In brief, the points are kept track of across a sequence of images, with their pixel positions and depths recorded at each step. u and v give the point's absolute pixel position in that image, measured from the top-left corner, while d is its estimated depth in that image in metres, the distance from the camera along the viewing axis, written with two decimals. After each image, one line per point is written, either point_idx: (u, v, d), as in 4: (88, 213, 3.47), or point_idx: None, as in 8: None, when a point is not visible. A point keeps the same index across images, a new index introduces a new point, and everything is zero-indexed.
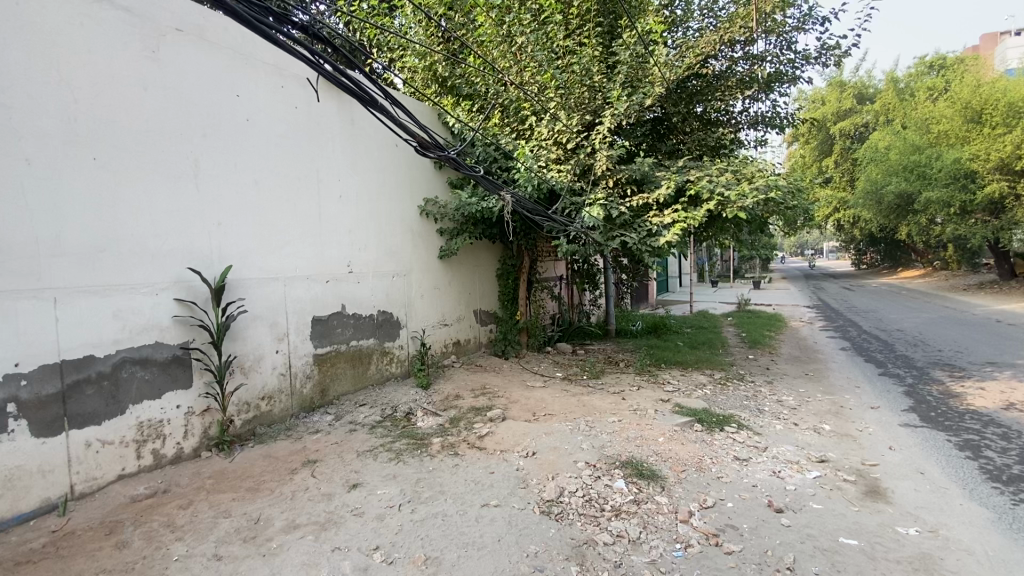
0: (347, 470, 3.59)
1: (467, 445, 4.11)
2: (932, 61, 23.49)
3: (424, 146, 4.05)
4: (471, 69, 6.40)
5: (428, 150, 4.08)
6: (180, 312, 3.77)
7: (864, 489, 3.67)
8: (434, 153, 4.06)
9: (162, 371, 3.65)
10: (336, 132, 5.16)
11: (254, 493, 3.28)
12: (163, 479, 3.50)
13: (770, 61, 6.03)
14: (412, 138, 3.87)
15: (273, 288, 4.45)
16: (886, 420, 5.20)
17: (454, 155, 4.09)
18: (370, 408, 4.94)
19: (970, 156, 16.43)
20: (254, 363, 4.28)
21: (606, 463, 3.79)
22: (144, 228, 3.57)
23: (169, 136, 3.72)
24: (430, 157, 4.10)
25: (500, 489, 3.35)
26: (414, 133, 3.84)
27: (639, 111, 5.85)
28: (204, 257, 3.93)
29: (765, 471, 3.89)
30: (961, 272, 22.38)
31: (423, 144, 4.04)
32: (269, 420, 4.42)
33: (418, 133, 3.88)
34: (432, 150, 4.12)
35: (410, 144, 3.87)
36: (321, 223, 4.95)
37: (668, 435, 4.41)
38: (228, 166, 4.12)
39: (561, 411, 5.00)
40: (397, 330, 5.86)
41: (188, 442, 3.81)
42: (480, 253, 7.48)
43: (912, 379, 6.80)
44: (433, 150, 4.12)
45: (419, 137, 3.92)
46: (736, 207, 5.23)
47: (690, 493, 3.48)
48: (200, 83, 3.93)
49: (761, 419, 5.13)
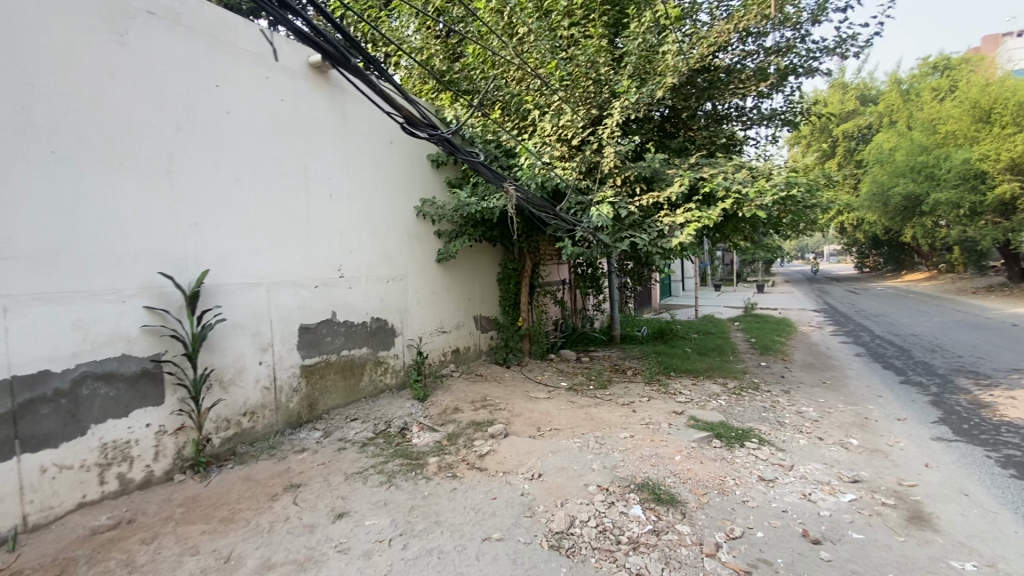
0: (332, 497, 3.23)
1: (466, 465, 3.75)
2: (936, 61, 23.13)
3: (412, 123, 3.61)
4: (469, 63, 6.09)
5: (417, 128, 3.64)
6: (150, 321, 3.42)
7: (907, 515, 3.31)
8: (424, 131, 3.60)
9: (130, 386, 3.31)
10: (327, 127, 4.83)
11: (228, 524, 2.92)
12: (129, 508, 3.15)
13: (786, 52, 5.71)
14: (397, 112, 3.46)
15: (257, 295, 4.12)
16: (917, 433, 4.84)
17: (446, 135, 3.66)
18: (363, 423, 4.58)
19: (980, 157, 16.08)
20: (235, 376, 3.93)
21: (619, 486, 3.43)
22: (110, 229, 3.24)
23: (139, 128, 3.39)
24: (420, 136, 3.66)
25: (504, 518, 2.99)
26: (399, 105, 3.42)
27: (649, 104, 5.52)
28: (178, 261, 3.59)
29: (795, 493, 3.53)
30: (968, 274, 21.94)
31: (411, 121, 3.60)
32: (252, 438, 4.06)
33: (404, 107, 3.47)
34: (422, 128, 3.66)
35: (396, 119, 3.45)
36: (311, 225, 4.61)
37: (685, 453, 4.05)
38: (206, 162, 3.79)
39: (568, 426, 4.65)
40: (392, 339, 5.51)
41: (160, 464, 3.46)
42: (480, 256, 7.14)
43: (936, 387, 6.44)
44: (423, 128, 3.67)
45: (406, 112, 3.49)
46: (754, 205, 4.92)
47: (714, 521, 3.13)
48: (174, 71, 3.61)
49: (783, 432, 4.78)
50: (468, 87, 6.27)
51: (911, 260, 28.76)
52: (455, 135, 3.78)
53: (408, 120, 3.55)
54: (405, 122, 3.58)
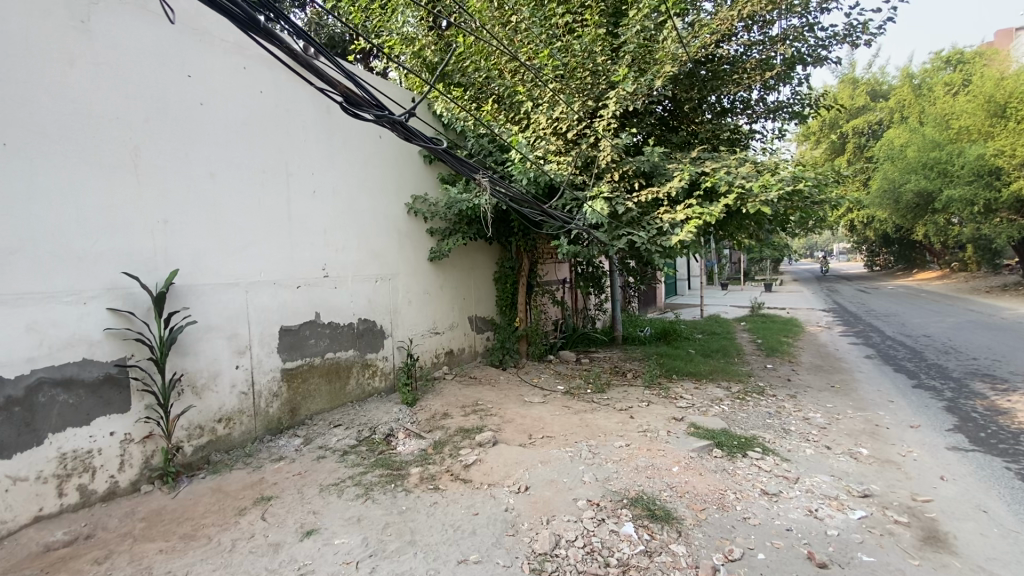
0: (303, 511, 3.04)
1: (450, 477, 3.54)
2: (949, 55, 22.60)
3: (353, 102, 3.00)
4: (461, 54, 5.90)
5: (360, 108, 3.05)
6: (115, 324, 3.24)
7: (921, 535, 3.06)
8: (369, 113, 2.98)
9: (91, 393, 3.13)
10: (310, 121, 4.62)
11: (188, 543, 2.74)
12: (89, 522, 2.97)
13: (794, 41, 5.44)
14: (332, 89, 2.84)
15: (233, 296, 3.93)
16: (931, 442, 4.58)
17: (397, 117, 3.06)
18: (346, 430, 4.39)
19: (994, 152, 15.61)
20: (208, 381, 3.75)
21: (611, 501, 3.20)
22: (70, 226, 3.05)
23: (101, 120, 3.20)
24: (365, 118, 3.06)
25: (484, 538, 2.78)
26: (333, 81, 2.80)
27: (648, 95, 5.26)
28: (145, 261, 3.40)
29: (800, 509, 3.29)
30: (981, 273, 21.45)
31: (353, 101, 3.00)
32: (227, 446, 3.88)
33: (341, 83, 2.85)
34: (366, 109, 3.05)
35: (332, 97, 2.84)
36: (292, 222, 4.42)
37: (683, 464, 3.81)
38: (177, 156, 3.60)
39: (561, 432, 4.43)
40: (381, 341, 5.31)
41: (125, 475, 3.28)
42: (475, 255, 6.93)
43: (951, 392, 6.14)
44: (368, 108, 3.08)
45: (344, 89, 2.89)
46: (759, 201, 4.66)
47: (712, 540, 2.90)
48: (141, 59, 3.41)
49: (788, 441, 4.53)
50: (460, 79, 6.07)
51: (922, 259, 28.22)
52: (410, 117, 3.17)
53: (347, 99, 2.94)
54: (344, 102, 2.98)
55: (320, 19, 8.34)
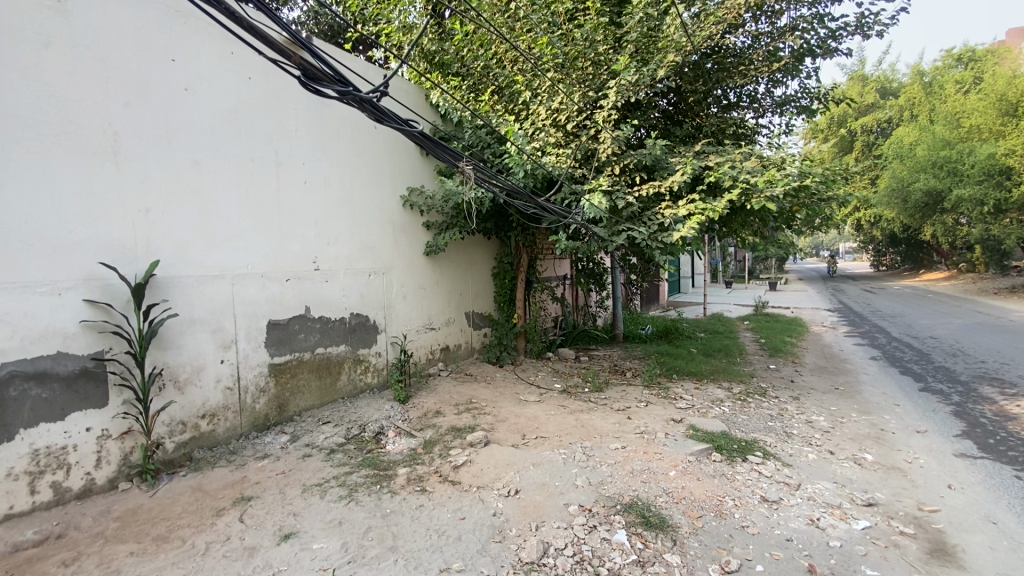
0: (283, 513, 2.93)
1: (438, 479, 3.42)
2: (960, 53, 22.25)
3: (312, 78, 2.67)
4: (460, 42, 5.76)
5: (321, 84, 2.70)
6: (91, 316, 3.12)
7: (929, 548, 2.93)
8: (331, 87, 2.64)
9: (66, 387, 3.02)
10: (301, 108, 4.48)
11: (160, 545, 2.64)
12: (61, 521, 2.87)
13: (804, 31, 5.26)
14: (286, 60, 2.49)
15: (218, 289, 3.81)
16: (938, 449, 4.43)
17: (363, 94, 2.73)
18: (335, 427, 4.27)
19: (1005, 152, 15.25)
20: (192, 376, 3.64)
21: (604, 507, 3.08)
22: (44, 214, 2.94)
23: (77, 104, 3.08)
24: (328, 96, 2.74)
25: (468, 544, 2.67)
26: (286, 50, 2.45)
27: (650, 85, 5.12)
28: (125, 251, 3.29)
29: (801, 518, 3.16)
30: (988, 275, 21.11)
31: (311, 75, 2.65)
32: (211, 443, 3.77)
33: (295, 52, 2.50)
34: (328, 84, 2.71)
35: (287, 69, 2.50)
36: (281, 212, 4.28)
37: (681, 468, 3.68)
38: (159, 142, 3.47)
39: (555, 433, 4.31)
40: (374, 336, 5.19)
41: (102, 471, 3.17)
42: (474, 249, 6.80)
43: (958, 396, 5.98)
44: (331, 84, 2.71)
45: (299, 60, 2.54)
46: (764, 196, 4.52)
47: (708, 550, 2.78)
48: (122, 41, 3.28)
49: (790, 445, 4.39)
50: (459, 68, 5.93)
51: (929, 260, 27.85)
52: (379, 94, 2.86)
53: (305, 72, 2.61)
54: (301, 76, 2.64)
55: (318, 9, 8.17)
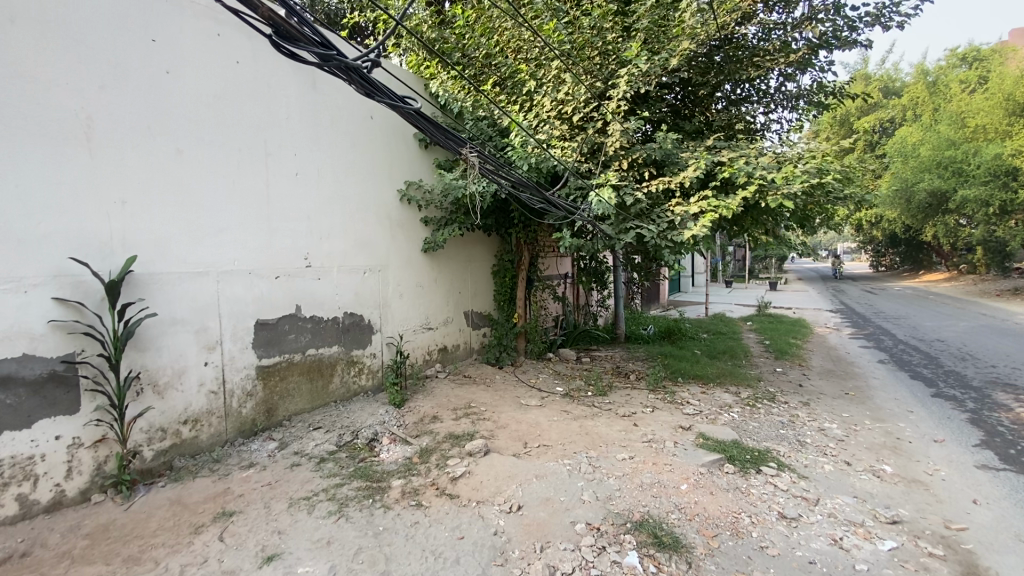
0: (266, 531, 2.71)
1: (435, 492, 3.21)
2: (965, 52, 21.98)
3: (288, 37, 2.40)
4: (462, 29, 5.54)
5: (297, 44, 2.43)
6: (62, 316, 2.90)
7: (962, 572, 2.73)
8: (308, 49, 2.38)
9: (33, 392, 2.79)
10: (294, 97, 4.24)
11: (130, 568, 2.42)
12: (26, 538, 2.64)
13: (821, 22, 5.06)
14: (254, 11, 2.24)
15: (202, 286, 3.58)
16: (958, 459, 4.24)
17: (347, 59, 2.45)
18: (326, 434, 4.05)
19: (1012, 152, 15.02)
20: (173, 379, 3.41)
21: (612, 525, 2.87)
22: (9, 206, 2.70)
23: (46, 85, 2.83)
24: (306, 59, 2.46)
25: (467, 569, 2.45)
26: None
27: (660, 76, 4.94)
28: (99, 245, 3.05)
29: (823, 538, 2.96)
30: (990, 276, 20.94)
31: (284, 33, 2.39)
32: (194, 450, 3.55)
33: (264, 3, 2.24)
34: (306, 45, 2.44)
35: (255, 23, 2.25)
36: (270, 206, 4.05)
37: (692, 481, 3.47)
38: (138, 128, 3.23)
39: (559, 441, 4.10)
40: (368, 337, 4.97)
41: (73, 483, 2.95)
42: (473, 246, 6.58)
43: (972, 402, 5.79)
44: (309, 45, 2.44)
45: (268, 13, 2.28)
46: (780, 194, 4.32)
47: (726, 574, 2.57)
48: (97, 18, 3.04)
49: (805, 455, 4.18)
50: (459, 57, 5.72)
51: (929, 260, 27.70)
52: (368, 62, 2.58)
53: (277, 29, 2.35)
54: (275, 34, 2.38)
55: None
